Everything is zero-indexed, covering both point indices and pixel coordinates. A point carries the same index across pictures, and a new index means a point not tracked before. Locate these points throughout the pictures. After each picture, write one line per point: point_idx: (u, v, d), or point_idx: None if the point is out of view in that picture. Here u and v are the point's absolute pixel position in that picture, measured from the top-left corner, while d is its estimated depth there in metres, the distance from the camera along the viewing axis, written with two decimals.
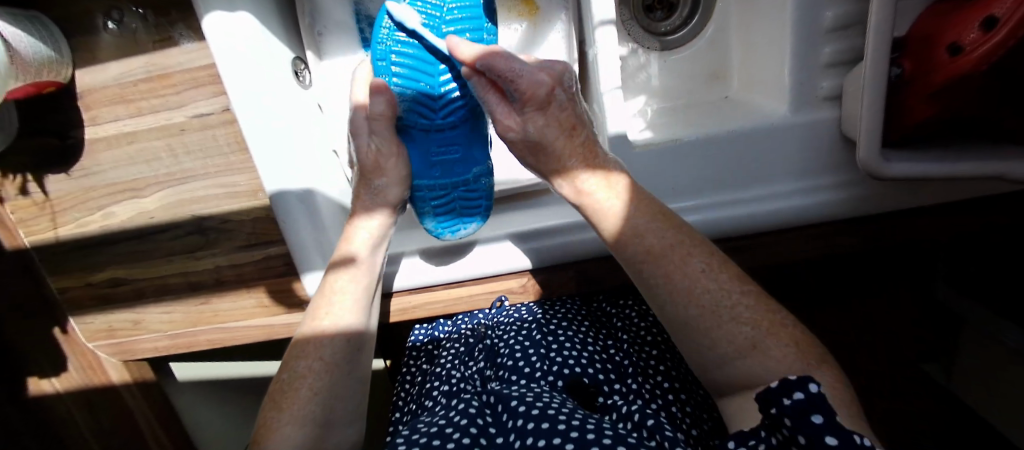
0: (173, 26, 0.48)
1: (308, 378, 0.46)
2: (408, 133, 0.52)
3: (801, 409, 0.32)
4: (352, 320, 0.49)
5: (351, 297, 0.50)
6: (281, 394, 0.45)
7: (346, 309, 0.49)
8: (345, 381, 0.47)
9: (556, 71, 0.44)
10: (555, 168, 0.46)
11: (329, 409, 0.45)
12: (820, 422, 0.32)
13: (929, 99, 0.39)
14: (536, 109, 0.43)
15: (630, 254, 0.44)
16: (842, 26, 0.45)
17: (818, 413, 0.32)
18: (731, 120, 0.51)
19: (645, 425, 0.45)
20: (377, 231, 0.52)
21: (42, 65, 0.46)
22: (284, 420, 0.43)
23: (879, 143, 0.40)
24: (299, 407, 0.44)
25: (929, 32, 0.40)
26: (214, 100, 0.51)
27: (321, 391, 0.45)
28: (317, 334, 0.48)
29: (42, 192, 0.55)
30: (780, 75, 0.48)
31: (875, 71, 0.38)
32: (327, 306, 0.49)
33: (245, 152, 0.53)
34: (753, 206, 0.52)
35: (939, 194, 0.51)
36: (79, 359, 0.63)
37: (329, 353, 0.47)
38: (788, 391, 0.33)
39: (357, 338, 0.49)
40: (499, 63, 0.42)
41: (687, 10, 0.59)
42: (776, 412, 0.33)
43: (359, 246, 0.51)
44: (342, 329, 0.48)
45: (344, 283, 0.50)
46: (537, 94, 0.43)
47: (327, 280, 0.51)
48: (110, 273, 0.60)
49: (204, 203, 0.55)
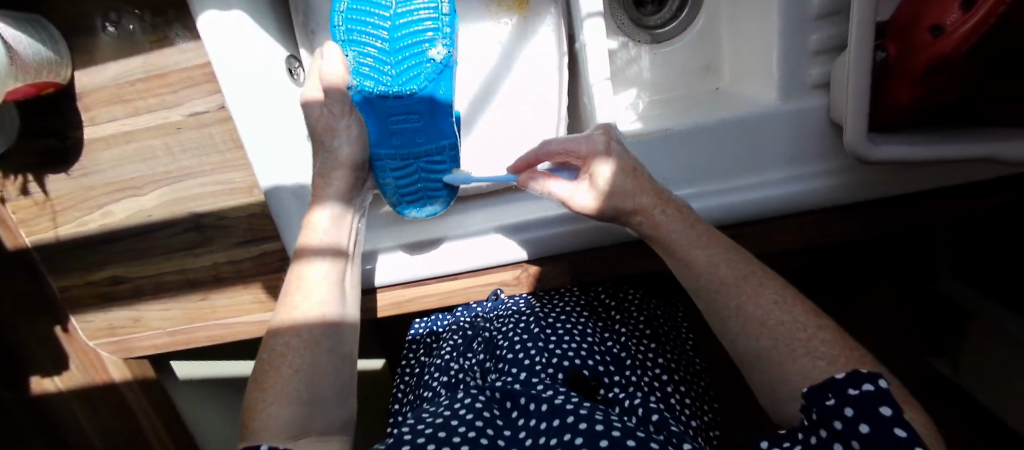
0: (169, 26, 0.49)
1: (286, 356, 0.46)
2: (366, 100, 0.51)
3: (868, 400, 0.32)
4: (327, 303, 0.49)
5: (322, 274, 0.50)
6: (263, 373, 0.45)
7: (320, 285, 0.50)
8: (325, 357, 0.47)
9: (607, 129, 0.47)
10: (633, 211, 0.46)
11: (313, 386, 0.45)
12: (889, 413, 0.32)
13: (914, 81, 0.39)
14: (598, 164, 0.45)
15: (702, 284, 0.45)
16: (830, 13, 0.45)
17: (886, 404, 0.32)
18: (722, 110, 0.52)
19: (652, 420, 0.45)
20: (337, 211, 0.52)
21: (42, 65, 0.47)
22: (270, 400, 0.44)
23: (866, 125, 0.41)
24: (285, 384, 0.45)
25: (909, 16, 0.40)
26: (210, 98, 0.52)
27: (301, 369, 0.46)
28: (295, 315, 0.48)
29: (42, 191, 0.56)
30: (768, 66, 0.49)
31: (860, 54, 0.39)
32: (298, 283, 0.50)
33: (240, 150, 0.54)
34: (744, 195, 0.52)
35: (933, 181, 0.51)
36: (81, 358, 0.64)
37: (306, 331, 0.47)
38: (856, 383, 0.33)
39: (337, 321, 0.49)
40: (554, 140, 0.47)
41: (676, 4, 0.60)
42: (834, 402, 0.34)
43: (321, 230, 0.51)
44: (316, 311, 0.48)
45: (314, 264, 0.51)
46: (596, 152, 0.45)
47: (298, 264, 0.51)
48: (110, 271, 0.61)
49: (201, 200, 0.56)
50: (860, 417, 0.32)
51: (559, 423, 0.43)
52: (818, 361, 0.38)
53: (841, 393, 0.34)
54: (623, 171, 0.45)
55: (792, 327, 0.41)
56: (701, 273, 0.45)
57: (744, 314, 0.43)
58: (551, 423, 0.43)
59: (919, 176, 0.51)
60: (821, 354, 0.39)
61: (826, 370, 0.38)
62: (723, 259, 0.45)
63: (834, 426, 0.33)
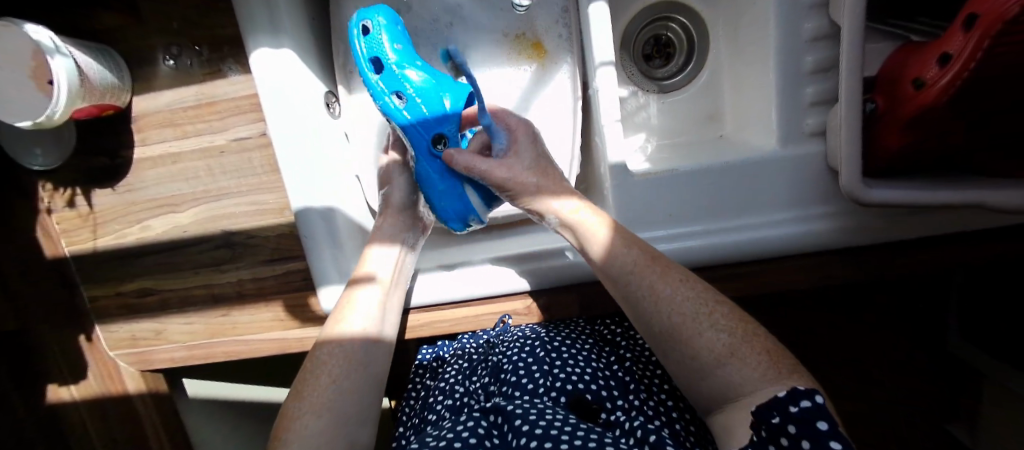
0: (223, 61, 0.55)
1: (327, 364, 0.49)
2: None
3: (808, 417, 0.34)
4: (370, 324, 0.52)
5: (373, 300, 0.54)
6: (302, 383, 0.48)
7: (367, 308, 0.53)
8: (360, 373, 0.49)
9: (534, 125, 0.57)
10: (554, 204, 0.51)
11: (344, 399, 0.47)
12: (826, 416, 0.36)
13: (902, 132, 0.43)
14: (523, 138, 0.55)
15: (618, 271, 0.48)
16: (822, 69, 0.50)
17: (823, 420, 0.34)
18: (725, 154, 0.55)
19: (649, 441, 0.45)
20: (391, 254, 0.56)
21: (106, 89, 0.53)
22: (304, 409, 0.46)
23: (859, 170, 0.44)
24: (318, 395, 0.46)
25: (897, 71, 0.44)
26: (253, 126, 0.57)
27: (337, 379, 0.48)
28: (340, 332, 0.51)
29: (87, 204, 0.60)
30: (769, 116, 0.53)
31: (850, 105, 0.43)
32: (345, 311, 0.53)
33: (276, 174, 0.58)
34: (746, 233, 0.55)
35: (933, 226, 0.53)
36: (100, 368, 0.65)
37: (348, 345, 0.50)
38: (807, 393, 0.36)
39: (376, 340, 0.52)
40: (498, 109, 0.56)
41: (682, 59, 0.65)
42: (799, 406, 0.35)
43: (374, 265, 0.55)
44: (359, 329, 0.52)
45: (365, 290, 0.54)
46: (523, 129, 0.55)
47: (348, 290, 0.55)
48: (140, 283, 0.64)
49: (234, 219, 0.60)
50: (802, 434, 0.34)
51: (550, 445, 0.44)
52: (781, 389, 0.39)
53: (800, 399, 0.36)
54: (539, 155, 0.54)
55: (696, 303, 0.45)
56: (615, 263, 0.48)
57: (655, 294, 0.46)
58: (543, 443, 0.44)
59: (918, 221, 0.53)
60: (721, 327, 0.43)
61: (727, 343, 0.42)
62: (634, 241, 0.49)
63: (781, 442, 0.35)
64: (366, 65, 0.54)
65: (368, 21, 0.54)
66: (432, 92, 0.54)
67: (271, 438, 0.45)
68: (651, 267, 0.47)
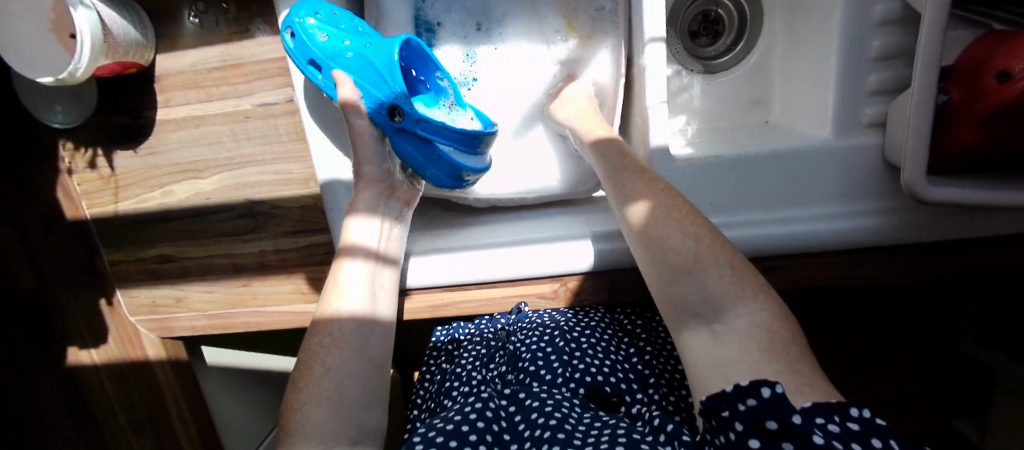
0: (251, 20, 0.52)
1: (320, 354, 0.46)
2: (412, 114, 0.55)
3: (755, 415, 0.31)
4: (360, 302, 0.50)
5: (359, 279, 0.51)
6: (297, 374, 0.46)
7: (355, 286, 0.50)
8: (356, 359, 0.47)
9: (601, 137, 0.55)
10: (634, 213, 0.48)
11: (342, 385, 0.45)
12: (775, 426, 0.30)
13: (975, 125, 0.40)
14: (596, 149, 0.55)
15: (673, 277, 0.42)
16: (888, 56, 0.47)
17: (773, 418, 0.30)
18: (775, 141, 0.52)
19: (666, 429, 0.43)
20: (374, 226, 0.53)
21: (129, 46, 0.50)
22: (303, 401, 0.44)
23: (924, 164, 0.41)
24: (316, 385, 0.44)
25: (970, 63, 0.42)
26: (280, 91, 0.54)
27: (333, 367, 0.46)
28: (329, 314, 0.48)
29: (108, 166, 0.59)
30: (824, 103, 0.50)
31: (924, 92, 0.40)
32: (330, 293, 0.50)
33: (302, 142, 0.56)
34: (790, 226, 0.52)
35: (990, 228, 0.51)
36: (120, 332, 0.65)
37: (339, 326, 0.48)
38: (754, 391, 0.31)
39: (367, 319, 0.49)
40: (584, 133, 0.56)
41: (731, 38, 0.62)
42: (730, 414, 0.32)
43: (354, 237, 0.52)
44: (348, 310, 0.49)
45: (347, 269, 0.51)
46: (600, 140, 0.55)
47: (331, 270, 0.52)
48: (160, 249, 0.62)
49: (257, 188, 0.58)
50: (751, 433, 0.31)
51: (564, 436, 0.43)
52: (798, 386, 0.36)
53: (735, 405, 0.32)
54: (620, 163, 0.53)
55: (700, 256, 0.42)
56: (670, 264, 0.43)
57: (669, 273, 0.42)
58: (557, 436, 0.43)
59: (974, 222, 0.50)
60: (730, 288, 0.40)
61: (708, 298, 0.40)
62: (676, 226, 0.44)
63: (727, 436, 0.32)
64: (305, 68, 0.50)
65: (290, 27, 0.50)
66: (372, 72, 0.51)
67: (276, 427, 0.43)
68: (688, 252, 0.42)
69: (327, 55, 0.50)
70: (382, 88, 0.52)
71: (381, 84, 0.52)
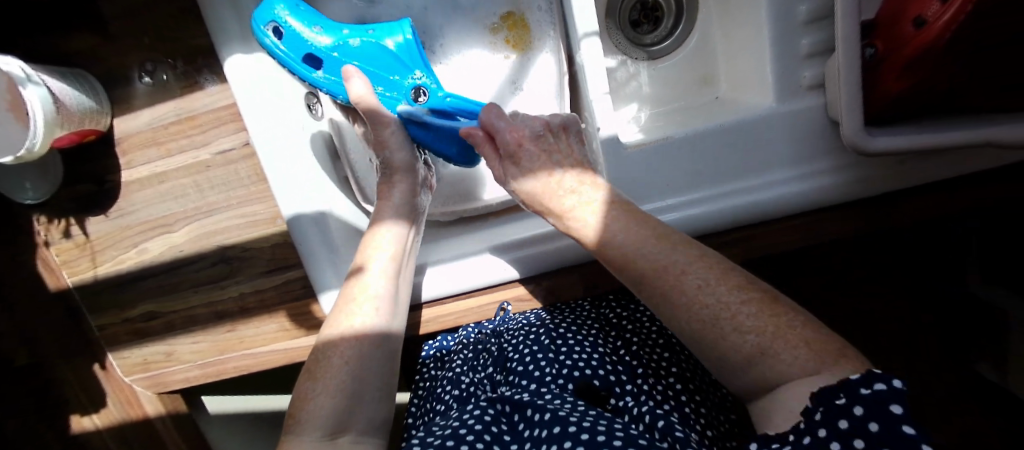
0: (199, 73, 0.54)
1: (341, 345, 0.48)
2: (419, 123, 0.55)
3: (881, 399, 0.31)
4: (377, 316, 0.50)
5: (379, 295, 0.51)
6: (315, 365, 0.47)
7: (374, 300, 0.50)
8: (375, 354, 0.48)
9: (546, 120, 0.47)
10: (545, 211, 0.46)
11: (360, 378, 0.46)
12: (899, 412, 0.31)
13: (901, 75, 0.41)
14: (519, 153, 0.46)
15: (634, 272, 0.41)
16: (817, 18, 0.47)
17: (898, 403, 0.31)
18: (720, 116, 0.53)
19: (657, 426, 0.44)
20: (396, 239, 0.53)
21: (84, 114, 0.52)
22: (318, 391, 0.45)
23: (860, 119, 0.42)
24: (333, 376, 0.46)
25: (893, 11, 0.42)
26: (236, 136, 0.56)
27: (351, 360, 0.47)
28: (346, 329, 0.48)
29: (83, 233, 0.60)
30: (763, 73, 0.51)
31: (848, 54, 0.40)
32: (349, 307, 0.50)
33: (264, 183, 0.57)
34: (747, 197, 0.53)
35: (945, 171, 0.51)
36: (117, 393, 0.66)
37: (353, 339, 0.48)
38: (868, 382, 0.32)
39: (385, 334, 0.49)
40: (489, 116, 0.47)
41: (671, 21, 0.63)
42: (845, 401, 0.32)
43: (379, 253, 0.52)
44: (367, 325, 0.49)
45: (366, 283, 0.51)
46: (518, 136, 0.46)
47: (347, 285, 0.52)
48: (145, 307, 0.63)
49: (227, 233, 0.59)
50: (871, 416, 0.31)
51: (561, 430, 0.43)
52: (747, 336, 0.37)
53: (852, 394, 0.32)
54: (544, 170, 0.45)
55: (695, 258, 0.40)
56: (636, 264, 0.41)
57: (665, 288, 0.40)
58: (553, 430, 0.43)
59: (929, 167, 0.51)
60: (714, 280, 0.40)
61: (757, 344, 0.37)
62: (636, 212, 0.43)
63: (841, 425, 0.32)
64: (300, 68, 0.52)
65: (275, 21, 0.50)
66: (387, 54, 0.54)
67: (286, 418, 0.44)
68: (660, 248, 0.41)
69: (329, 47, 0.52)
70: (402, 71, 0.55)
71: (399, 66, 0.54)
